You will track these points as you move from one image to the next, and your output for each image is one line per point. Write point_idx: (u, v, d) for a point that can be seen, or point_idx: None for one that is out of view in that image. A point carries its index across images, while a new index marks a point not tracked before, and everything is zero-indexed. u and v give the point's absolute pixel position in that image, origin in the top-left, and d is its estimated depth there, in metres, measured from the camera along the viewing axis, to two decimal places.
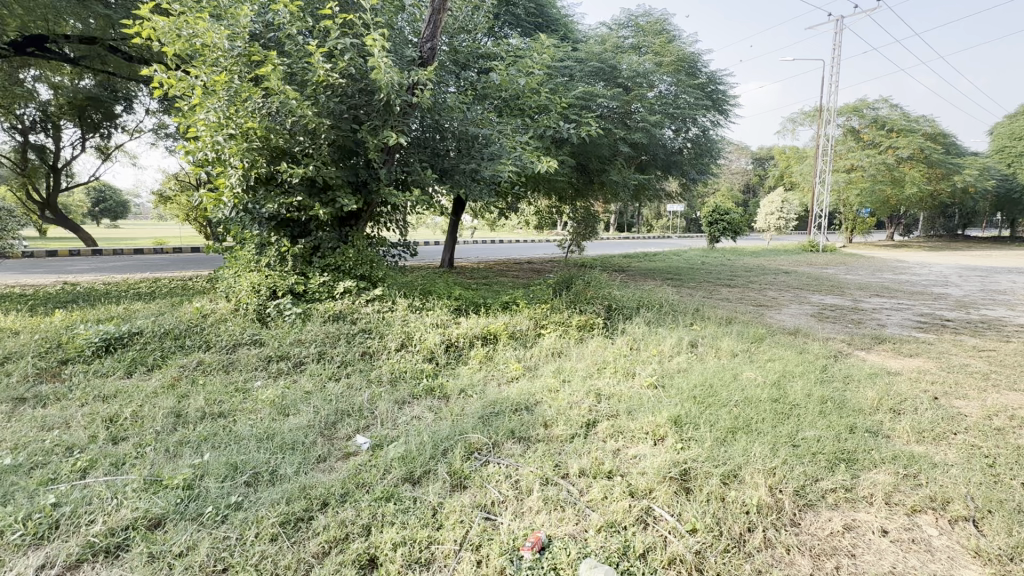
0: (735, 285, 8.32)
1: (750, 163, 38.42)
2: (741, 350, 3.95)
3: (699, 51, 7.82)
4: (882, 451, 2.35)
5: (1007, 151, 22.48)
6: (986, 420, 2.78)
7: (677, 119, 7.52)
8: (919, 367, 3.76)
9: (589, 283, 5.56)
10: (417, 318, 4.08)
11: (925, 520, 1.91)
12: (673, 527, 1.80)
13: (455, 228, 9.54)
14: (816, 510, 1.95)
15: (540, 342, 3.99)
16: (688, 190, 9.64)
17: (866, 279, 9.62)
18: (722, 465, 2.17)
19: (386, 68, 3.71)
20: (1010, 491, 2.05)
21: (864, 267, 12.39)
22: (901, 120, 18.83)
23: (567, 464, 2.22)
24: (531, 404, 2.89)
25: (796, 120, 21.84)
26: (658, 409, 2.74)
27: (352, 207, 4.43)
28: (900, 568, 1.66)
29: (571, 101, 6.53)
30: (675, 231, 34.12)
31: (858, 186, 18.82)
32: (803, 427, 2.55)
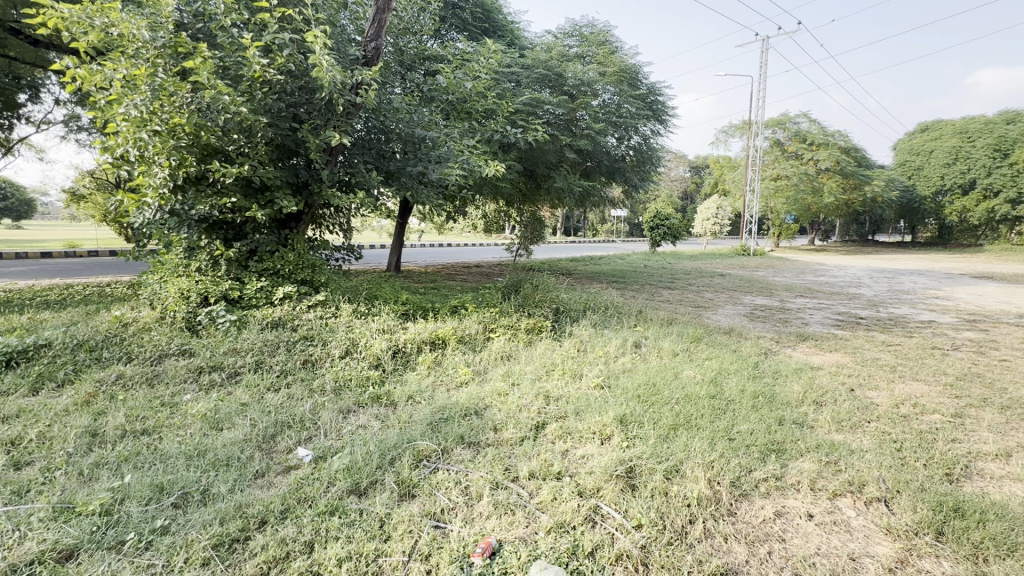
0: (675, 287, 8.71)
1: (687, 172, 40.55)
2: (681, 350, 4.13)
3: (640, 63, 8.15)
4: (807, 440, 2.53)
5: (908, 165, 25.15)
6: (894, 408, 3.07)
7: (620, 128, 7.81)
8: (838, 362, 4.10)
9: (537, 286, 5.62)
10: (363, 323, 3.96)
11: (845, 502, 2.07)
12: (620, 524, 1.85)
13: (402, 230, 9.35)
14: (750, 500, 2.07)
15: (489, 345, 4.00)
16: (631, 196, 10.02)
17: (791, 281, 10.39)
18: (665, 461, 2.26)
19: (329, 67, 3.57)
20: (914, 471, 2.28)
21: (790, 270, 13.37)
22: (820, 135, 20.48)
23: (516, 466, 2.24)
24: (480, 408, 2.89)
25: (727, 133, 23.26)
26: (605, 408, 2.82)
27: (292, 209, 4.25)
28: (825, 549, 1.79)
29: (518, 107, 6.61)
30: (619, 236, 35.26)
31: (784, 194, 20.28)
32: (738, 422, 2.70)
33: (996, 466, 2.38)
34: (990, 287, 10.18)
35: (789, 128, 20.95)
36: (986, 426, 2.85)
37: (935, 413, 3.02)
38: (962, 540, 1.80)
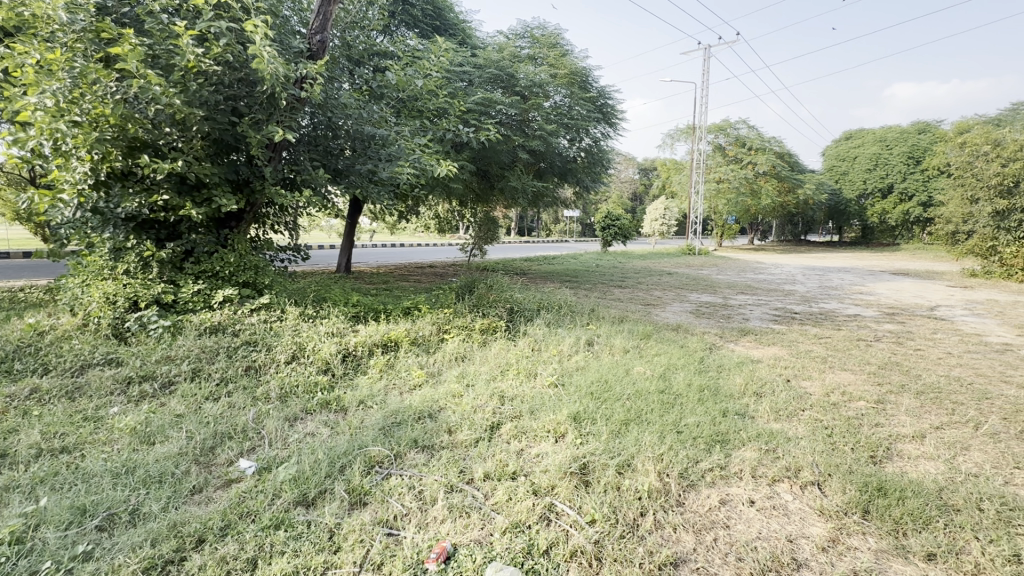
0: (626, 286, 8.95)
1: (636, 174, 41.81)
2: (632, 347, 4.24)
3: (589, 67, 8.32)
4: (749, 430, 2.67)
5: (835, 170, 27.07)
6: (825, 396, 3.29)
7: (571, 129, 7.95)
8: (775, 355, 4.35)
9: (491, 286, 5.61)
10: (310, 327, 3.81)
11: (783, 487, 2.19)
12: (574, 520, 1.87)
13: (353, 230, 9.06)
14: (697, 490, 2.15)
15: (443, 347, 3.95)
16: (583, 197, 10.22)
17: (733, 279, 10.94)
18: (617, 456, 2.31)
19: (270, 58, 3.40)
20: (843, 455, 2.44)
21: (732, 268, 14.06)
22: (757, 140, 21.66)
23: (471, 468, 2.21)
24: (434, 410, 2.85)
25: (673, 137, 24.15)
26: (559, 407, 2.85)
27: (232, 208, 4.03)
28: (765, 533, 1.89)
29: (470, 107, 6.57)
30: (571, 236, 35.81)
31: (725, 196, 21.31)
32: (685, 415, 2.80)
33: (913, 446, 2.60)
34: (906, 282, 11.15)
35: (730, 133, 22.03)
36: (903, 410, 3.11)
37: (861, 400, 3.26)
38: (885, 516, 1.95)
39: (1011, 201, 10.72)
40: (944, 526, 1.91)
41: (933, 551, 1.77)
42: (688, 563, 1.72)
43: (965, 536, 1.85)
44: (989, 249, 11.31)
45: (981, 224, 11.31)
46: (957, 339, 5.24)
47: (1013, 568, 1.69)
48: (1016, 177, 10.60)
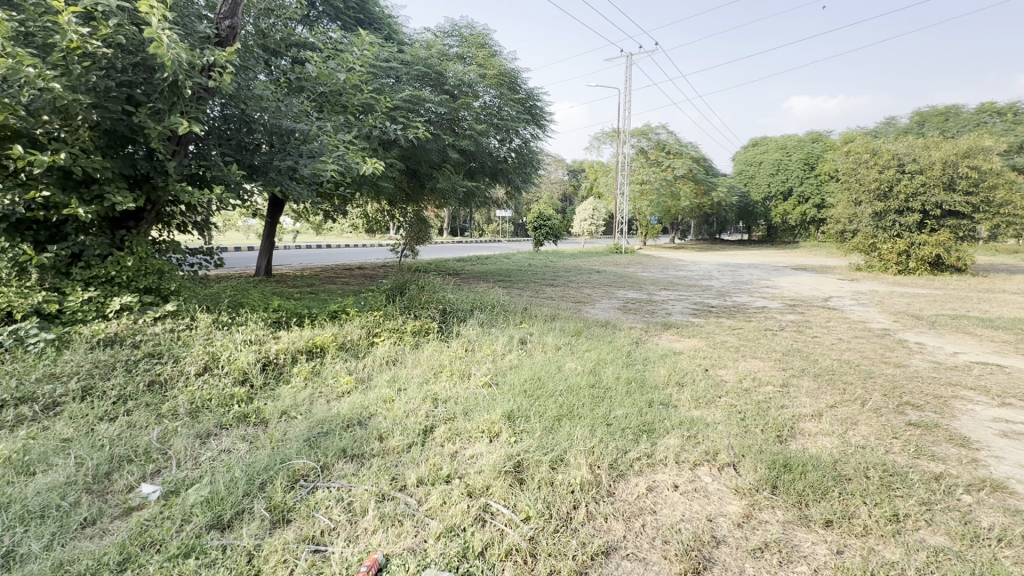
0: (557, 284, 9.15)
1: (565, 175, 42.99)
2: (563, 344, 4.34)
3: (518, 69, 8.41)
4: (672, 419, 2.82)
5: (743, 174, 29.43)
6: (738, 383, 3.56)
7: (501, 130, 8.01)
8: (695, 346, 4.64)
9: (423, 286, 5.51)
10: (225, 335, 3.52)
11: (703, 470, 2.34)
12: (509, 519, 1.88)
13: (273, 229, 8.51)
14: (626, 479, 2.24)
15: (373, 351, 3.82)
16: (515, 198, 10.32)
17: (656, 275, 11.56)
18: (550, 452, 2.35)
19: (171, 43, 3.10)
20: (754, 436, 2.65)
21: (656, 265, 14.86)
22: (676, 145, 23.04)
23: (404, 475, 2.16)
24: (364, 418, 2.74)
25: (600, 140, 25.09)
26: (493, 406, 2.85)
27: (130, 206, 3.63)
28: (688, 515, 2.00)
29: (398, 103, 6.37)
30: (504, 236, 36.13)
31: (648, 198, 22.49)
32: (614, 407, 2.91)
33: (812, 424, 2.88)
34: (804, 276, 12.36)
35: (651, 138, 23.25)
36: (804, 391, 3.43)
37: (769, 384, 3.56)
38: (790, 490, 2.13)
39: (886, 203, 12.18)
40: (839, 494, 2.12)
41: (830, 517, 1.95)
42: (619, 551, 1.79)
43: (856, 501, 2.06)
44: (870, 245, 12.83)
45: (863, 224, 12.75)
46: (847, 325, 5.87)
47: (894, 526, 1.91)
48: (890, 183, 12.03)
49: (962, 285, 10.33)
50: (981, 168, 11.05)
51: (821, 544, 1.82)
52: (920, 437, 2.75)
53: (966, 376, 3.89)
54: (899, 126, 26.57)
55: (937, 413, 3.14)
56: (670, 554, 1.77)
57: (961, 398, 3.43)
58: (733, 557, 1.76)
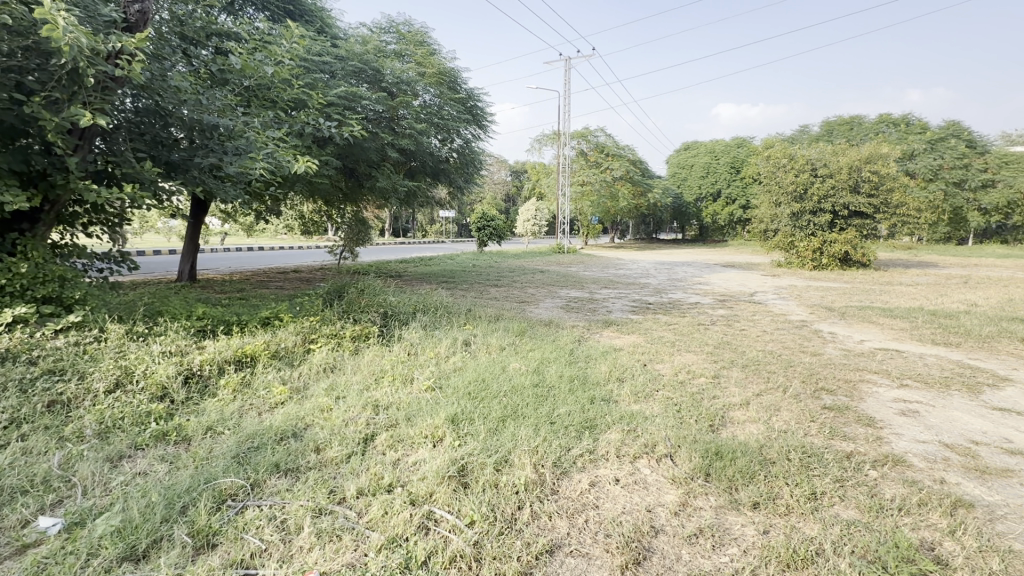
0: (501, 284, 9.18)
1: (508, 176, 43.29)
2: (507, 344, 4.35)
3: (458, 68, 8.36)
4: (613, 414, 2.90)
5: (676, 176, 30.91)
6: (674, 376, 3.73)
7: (441, 129, 7.92)
8: (634, 342, 4.81)
9: (363, 289, 5.34)
10: (140, 347, 3.23)
11: (642, 462, 2.42)
12: (453, 525, 1.85)
13: (196, 231, 7.92)
14: (570, 476, 2.27)
15: (309, 358, 3.65)
16: (457, 198, 10.25)
17: (597, 274, 11.88)
18: (494, 454, 2.34)
19: (68, 26, 2.79)
20: (689, 426, 2.78)
21: (596, 264, 15.28)
22: (614, 148, 23.80)
23: (342, 487, 2.07)
24: (299, 429, 2.60)
25: (541, 141, 25.46)
26: (436, 410, 2.80)
27: (22, 206, 3.24)
28: (629, 507, 2.06)
29: (332, 100, 6.12)
30: (448, 237, 35.81)
31: (588, 199, 23.09)
32: (557, 406, 2.95)
33: (741, 413, 3.06)
34: (732, 272, 13.14)
35: (591, 140, 23.85)
36: (733, 382, 3.65)
37: (702, 376, 3.75)
38: (722, 476, 2.25)
39: (802, 204, 13.19)
40: (764, 477, 2.26)
41: (757, 500, 2.08)
42: (563, 547, 1.80)
43: (780, 483, 2.21)
44: (789, 243, 13.87)
45: (783, 224, 13.75)
46: (770, 318, 6.31)
47: (813, 504, 2.06)
48: (804, 186, 13.01)
49: (867, 278, 11.41)
50: (880, 173, 12.25)
51: (749, 526, 1.94)
52: (833, 419, 2.99)
53: (871, 361, 4.29)
54: (812, 133, 28.95)
55: (848, 396, 3.44)
56: (612, 547, 1.81)
57: (867, 382, 3.77)
58: (671, 545, 1.83)
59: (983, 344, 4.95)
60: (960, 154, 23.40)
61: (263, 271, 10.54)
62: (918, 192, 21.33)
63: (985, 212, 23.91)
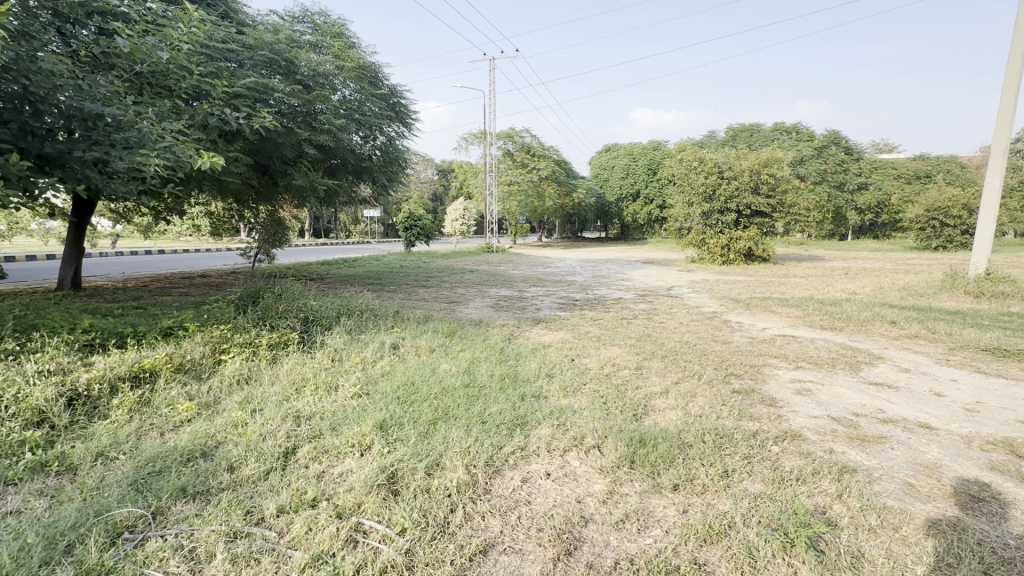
0: (430, 285, 9.04)
1: (434, 174, 42.69)
2: (437, 345, 4.30)
3: (378, 63, 8.11)
4: (543, 410, 2.95)
5: (599, 177, 32.16)
6: (601, 369, 3.88)
7: (363, 126, 7.65)
8: (563, 338, 4.95)
9: (280, 294, 5.02)
10: (9, 367, 2.80)
11: (572, 455, 2.49)
12: (383, 535, 1.79)
13: (81, 233, 7.05)
14: (502, 474, 2.28)
15: (220, 370, 3.36)
16: (382, 197, 9.95)
17: (526, 273, 12.07)
18: (425, 458, 2.30)
19: None
20: (614, 417, 2.90)
21: (525, 263, 15.53)
22: (540, 148, 24.28)
23: (261, 506, 1.93)
24: (209, 448, 2.39)
25: (468, 141, 25.38)
26: (363, 417, 2.70)
27: None
28: (560, 500, 2.11)
29: (240, 90, 5.69)
30: (374, 237, 34.67)
31: (516, 198, 23.39)
32: (488, 405, 2.95)
33: (662, 401, 3.25)
34: (650, 268, 13.89)
35: (517, 140, 24.13)
36: (654, 372, 3.86)
37: (626, 368, 3.93)
38: (645, 462, 2.37)
39: (711, 204, 14.22)
40: (683, 460, 2.41)
41: (677, 482, 2.21)
42: (496, 547, 1.81)
43: (697, 465, 2.36)
44: (701, 240, 14.92)
45: (695, 222, 14.76)
46: (686, 311, 6.75)
47: (725, 481, 2.23)
48: (713, 187, 14.04)
49: (767, 272, 12.56)
50: (775, 176, 13.53)
51: (670, 507, 2.05)
52: (742, 402, 3.26)
53: (772, 347, 4.73)
54: (718, 139, 31.36)
55: (752, 380, 3.77)
56: (544, 540, 1.84)
57: (769, 365, 4.15)
58: (600, 532, 1.90)
59: (861, 327, 5.63)
60: (840, 161, 26.43)
61: (186, 271, 10.76)
62: (807, 194, 23.78)
63: (860, 211, 27.20)
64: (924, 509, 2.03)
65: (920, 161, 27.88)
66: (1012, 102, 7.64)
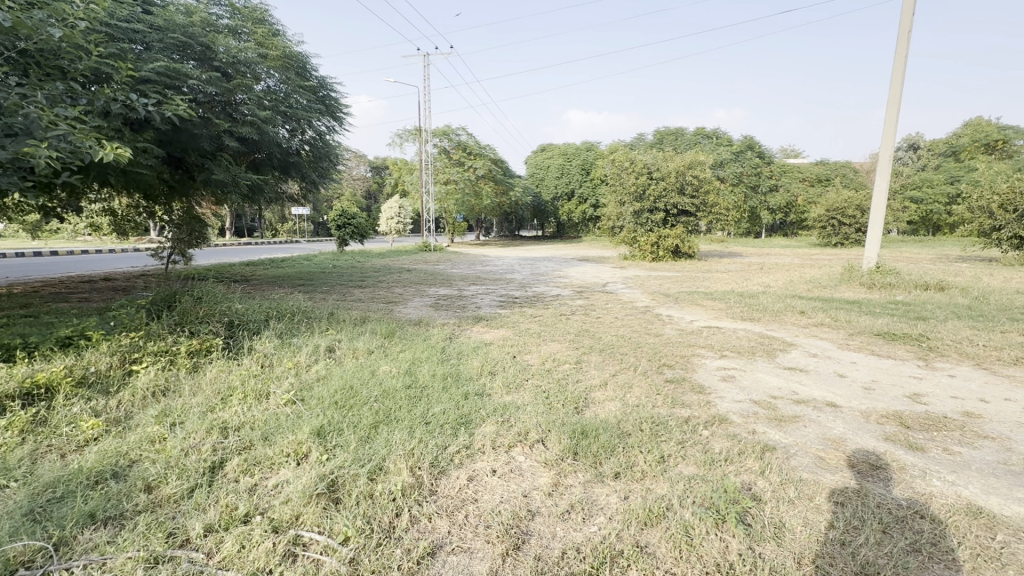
0: (366, 285, 8.76)
1: (367, 171, 41.39)
2: (376, 347, 4.17)
3: (306, 54, 7.73)
4: (487, 407, 2.95)
5: (535, 176, 32.66)
6: (542, 365, 3.94)
7: (290, 118, 7.25)
8: (504, 335, 4.98)
9: (200, 297, 4.65)
10: None
11: (517, 451, 2.51)
12: (325, 546, 1.72)
13: None
14: (448, 474, 2.25)
15: (131, 381, 3.06)
16: (312, 194, 9.49)
17: (465, 271, 12.02)
18: (368, 463, 2.23)
19: None
20: (557, 411, 2.96)
21: (464, 261, 15.45)
22: (476, 147, 24.24)
23: (185, 526, 1.78)
24: (122, 468, 2.17)
25: (402, 137, 24.84)
26: (299, 425, 2.57)
27: None
28: (506, 496, 2.12)
29: (149, 75, 5.18)
30: (303, 236, 33.03)
31: (453, 196, 23.24)
32: (431, 405, 2.91)
33: (601, 393, 3.36)
34: (586, 265, 14.31)
35: (452, 138, 23.95)
36: (593, 365, 3.98)
37: (566, 363, 4.02)
38: (588, 453, 2.44)
39: (642, 204, 14.87)
40: (623, 448, 2.50)
41: (618, 470, 2.29)
42: (444, 547, 1.79)
43: (636, 452, 2.46)
44: (632, 238, 15.57)
45: (627, 221, 15.38)
46: (620, 306, 7.03)
47: (662, 466, 2.34)
48: (643, 187, 14.69)
49: (693, 267, 13.34)
50: (699, 178, 14.39)
51: (613, 494, 2.13)
52: (674, 390, 3.44)
53: (699, 338, 5.04)
54: (646, 141, 32.88)
55: (683, 369, 4.00)
56: (492, 537, 1.85)
57: (698, 355, 4.41)
58: (547, 524, 1.93)
59: (775, 317, 6.14)
60: (755, 165, 28.60)
61: (91, 271, 10.32)
62: (727, 195, 25.54)
63: (772, 212, 29.61)
64: (833, 478, 2.25)
65: (821, 166, 30.82)
66: (895, 116, 8.63)
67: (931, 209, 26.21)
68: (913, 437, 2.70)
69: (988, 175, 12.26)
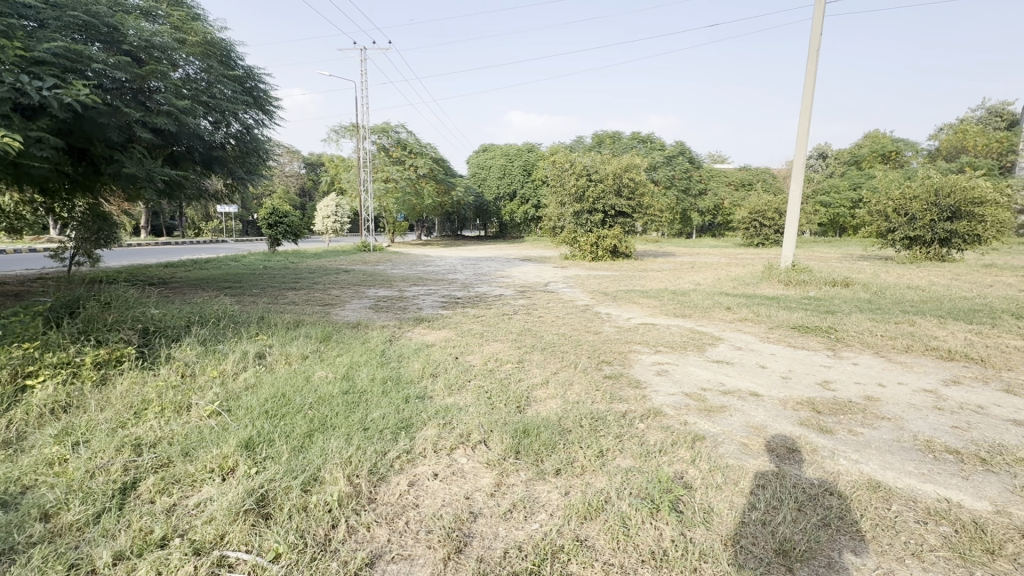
0: (300, 287, 8.36)
1: (301, 167, 39.55)
2: (311, 351, 3.99)
3: (229, 41, 7.28)
4: (429, 410, 2.91)
5: (477, 176, 32.63)
6: (485, 365, 3.94)
7: (212, 109, 6.79)
8: (446, 336, 4.92)
9: (109, 302, 4.23)
10: None
11: (459, 453, 2.49)
12: (253, 565, 1.62)
13: None
14: (387, 481, 2.19)
15: (25, 399, 2.73)
16: (238, 191, 8.93)
17: (406, 272, 11.78)
18: (301, 474, 2.12)
19: None
20: (499, 411, 2.97)
21: (405, 262, 15.14)
22: (416, 145, 23.83)
23: (91, 556, 1.61)
24: (13, 496, 1.93)
25: (338, 133, 23.95)
26: (224, 437, 2.40)
27: None
28: (448, 499, 2.09)
29: (44, 56, 4.65)
30: (230, 235, 30.98)
31: (394, 195, 22.71)
32: (370, 410, 2.82)
33: (542, 391, 3.40)
34: (528, 265, 14.49)
35: (391, 136, 23.40)
36: (535, 364, 4.02)
37: (509, 363, 4.03)
38: (530, 452, 2.47)
39: (581, 205, 15.25)
40: (563, 445, 2.54)
41: (559, 467, 2.33)
42: (383, 556, 1.74)
43: (576, 448, 2.52)
44: (573, 238, 15.93)
45: (568, 221, 15.73)
46: (561, 304, 7.17)
47: (601, 460, 2.41)
48: (582, 189, 15.07)
49: (630, 266, 13.86)
50: (635, 180, 14.95)
51: (554, 491, 2.16)
52: (612, 386, 3.55)
53: (636, 334, 5.24)
54: (585, 144, 33.77)
55: (621, 365, 4.14)
56: (434, 542, 1.82)
57: (634, 351, 4.58)
58: (489, 525, 1.93)
59: (705, 313, 6.50)
60: (685, 169, 30.17)
61: None
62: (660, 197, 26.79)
63: (701, 213, 31.34)
64: (755, 463, 2.42)
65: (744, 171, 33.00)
66: (807, 127, 9.40)
67: (837, 213, 28.81)
68: (823, 421, 2.96)
69: (884, 183, 13.66)
